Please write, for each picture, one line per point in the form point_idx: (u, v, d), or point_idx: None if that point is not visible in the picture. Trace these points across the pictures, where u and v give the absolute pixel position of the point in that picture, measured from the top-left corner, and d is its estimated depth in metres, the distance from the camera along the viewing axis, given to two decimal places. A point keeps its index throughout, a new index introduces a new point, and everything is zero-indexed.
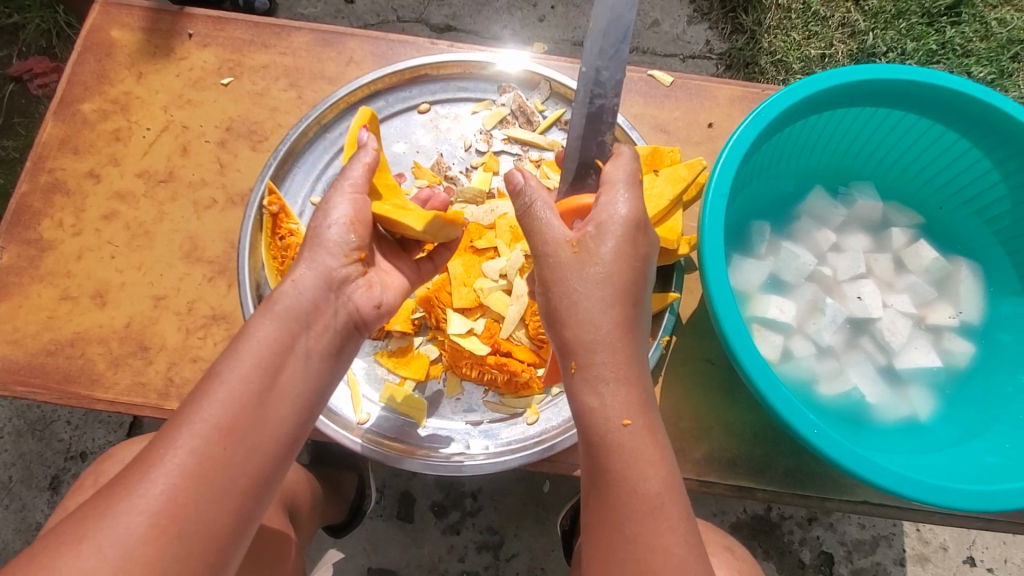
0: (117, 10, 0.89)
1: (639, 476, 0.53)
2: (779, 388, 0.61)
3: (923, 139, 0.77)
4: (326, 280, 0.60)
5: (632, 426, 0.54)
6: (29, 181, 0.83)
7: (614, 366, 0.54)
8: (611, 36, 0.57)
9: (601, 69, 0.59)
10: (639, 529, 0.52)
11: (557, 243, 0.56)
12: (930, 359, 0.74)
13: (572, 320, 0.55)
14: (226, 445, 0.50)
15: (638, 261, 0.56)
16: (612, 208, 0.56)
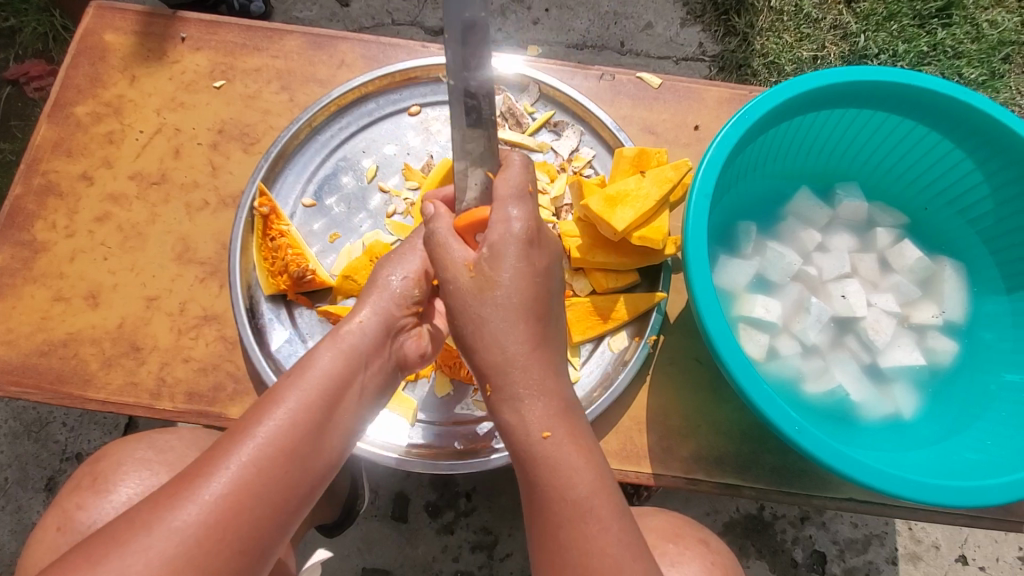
0: (111, 14, 0.90)
1: (565, 481, 0.54)
2: (760, 385, 0.62)
3: (907, 140, 0.78)
4: (386, 327, 0.64)
5: (551, 437, 0.55)
6: (24, 183, 0.83)
7: (528, 381, 0.56)
8: (472, 45, 0.54)
9: (467, 78, 0.55)
10: (570, 535, 0.53)
11: (455, 266, 0.57)
12: (913, 357, 0.75)
13: (479, 344, 0.56)
14: (282, 467, 0.55)
15: (536, 276, 0.57)
16: (503, 226, 0.56)
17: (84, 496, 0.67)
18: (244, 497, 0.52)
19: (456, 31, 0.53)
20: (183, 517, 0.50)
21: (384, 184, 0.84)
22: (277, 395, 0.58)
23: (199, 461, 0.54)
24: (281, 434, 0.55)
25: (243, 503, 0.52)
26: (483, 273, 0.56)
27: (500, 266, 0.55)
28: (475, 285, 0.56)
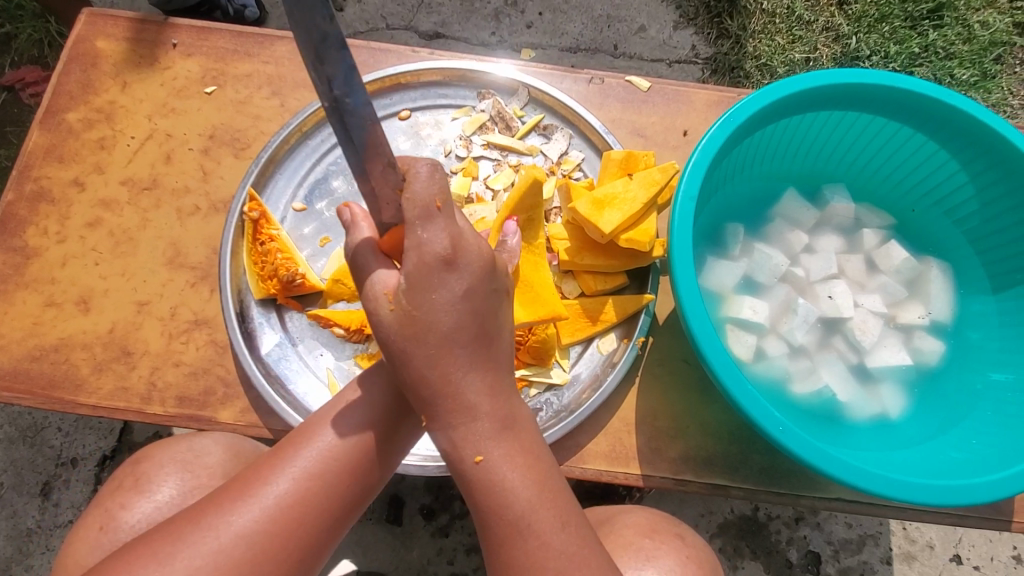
0: (104, 21, 0.90)
1: (504, 500, 0.53)
2: (744, 385, 0.63)
3: (893, 142, 0.78)
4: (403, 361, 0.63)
5: (484, 461, 0.53)
6: (16, 189, 0.84)
7: (452, 405, 0.53)
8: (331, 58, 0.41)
9: (342, 97, 0.43)
10: (512, 551, 0.53)
11: (376, 296, 0.52)
12: (900, 357, 0.76)
13: (412, 375, 0.52)
14: (336, 483, 0.59)
15: (459, 305, 0.51)
16: (420, 251, 0.49)
17: (127, 496, 0.68)
18: (299, 509, 0.57)
19: (307, 45, 0.40)
20: (247, 524, 0.55)
21: None
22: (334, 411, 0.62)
23: (260, 468, 0.59)
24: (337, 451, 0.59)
25: (297, 514, 0.57)
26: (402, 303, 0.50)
27: (424, 300, 0.50)
28: (397, 319, 0.51)
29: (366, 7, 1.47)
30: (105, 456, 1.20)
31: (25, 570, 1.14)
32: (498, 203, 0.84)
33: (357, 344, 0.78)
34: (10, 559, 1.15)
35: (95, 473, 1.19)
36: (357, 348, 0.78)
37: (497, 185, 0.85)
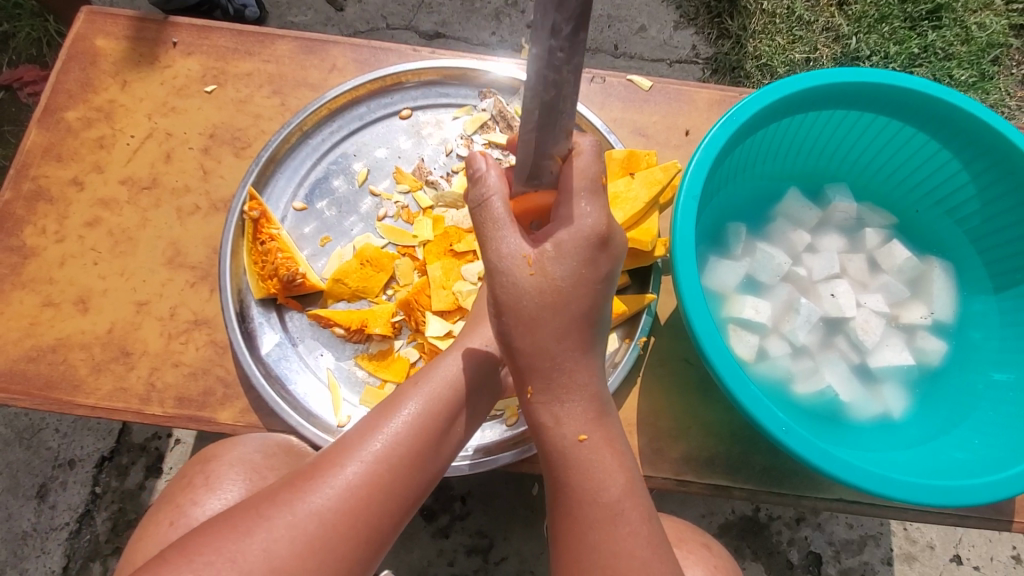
0: (103, 19, 0.90)
1: (601, 484, 0.55)
2: (748, 386, 0.62)
3: (895, 141, 0.78)
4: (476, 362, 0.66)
5: (588, 440, 0.55)
6: (13, 188, 0.83)
7: (563, 380, 0.54)
8: (568, 8, 0.41)
9: (555, 50, 0.43)
10: (599, 536, 0.54)
11: (514, 259, 0.50)
12: (903, 357, 0.75)
13: (529, 350, 0.53)
14: (405, 467, 0.58)
15: (599, 282, 0.52)
16: (573, 223, 0.50)
17: (198, 494, 0.68)
18: (371, 492, 0.56)
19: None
20: (321, 504, 0.54)
21: (375, 187, 0.84)
22: (402, 396, 0.63)
23: (329, 453, 0.59)
24: (406, 432, 0.59)
25: (369, 496, 0.56)
26: (548, 273, 0.50)
27: (563, 268, 0.50)
28: (537, 285, 0.50)
29: (367, 6, 1.46)
30: (103, 458, 1.19)
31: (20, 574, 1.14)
32: None
33: (358, 344, 0.77)
34: (5, 563, 1.14)
35: (93, 475, 1.19)
36: (358, 348, 0.77)
37: None
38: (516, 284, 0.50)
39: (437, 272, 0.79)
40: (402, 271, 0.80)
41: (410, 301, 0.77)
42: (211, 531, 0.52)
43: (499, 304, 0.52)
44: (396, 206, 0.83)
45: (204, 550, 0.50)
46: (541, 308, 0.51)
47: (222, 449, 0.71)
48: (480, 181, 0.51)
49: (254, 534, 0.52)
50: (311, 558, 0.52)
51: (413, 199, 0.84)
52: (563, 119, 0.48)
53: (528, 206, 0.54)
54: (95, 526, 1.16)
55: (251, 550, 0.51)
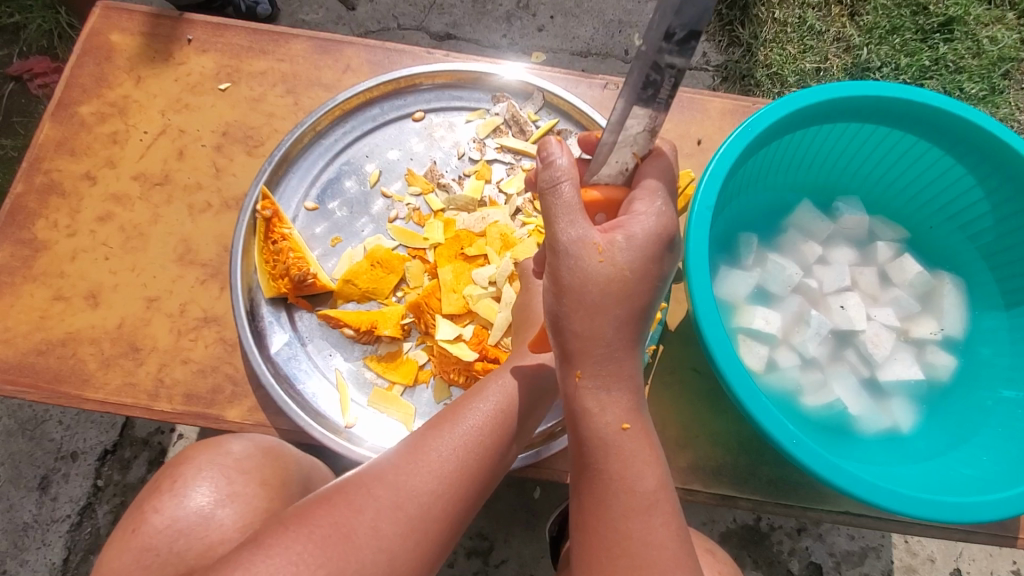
0: (118, 15, 0.90)
1: (637, 475, 0.55)
2: (759, 398, 0.62)
3: (909, 156, 0.78)
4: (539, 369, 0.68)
5: (630, 429, 0.55)
6: (25, 181, 0.84)
7: (614, 369, 0.53)
8: (686, 15, 0.44)
9: (663, 52, 0.47)
10: (634, 526, 0.54)
11: (584, 243, 0.49)
12: (913, 372, 0.75)
13: (586, 332, 0.52)
14: (490, 453, 0.61)
15: (658, 281, 0.53)
16: (644, 220, 0.51)
17: (162, 499, 0.61)
18: (460, 476, 0.59)
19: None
20: (420, 486, 0.57)
21: (386, 189, 0.84)
22: (485, 386, 0.65)
23: (417, 437, 0.62)
24: (492, 422, 0.62)
25: (459, 480, 0.59)
26: (616, 261, 0.50)
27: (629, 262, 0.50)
28: (605, 273, 0.50)
29: (378, 6, 1.47)
30: (106, 451, 1.19)
31: (19, 565, 1.14)
32: (511, 207, 0.83)
33: (367, 345, 0.77)
34: (5, 554, 1.14)
35: (96, 468, 1.19)
36: (367, 349, 0.77)
37: (510, 189, 0.84)
38: (584, 268, 0.50)
39: (447, 276, 0.79)
40: (412, 273, 0.80)
41: (421, 303, 0.77)
42: (326, 505, 0.54)
43: (561, 285, 0.51)
44: (408, 208, 0.83)
45: (324, 522, 0.52)
46: (606, 297, 0.51)
47: (197, 449, 0.66)
48: (554, 163, 0.49)
49: (364, 512, 0.54)
50: (410, 536, 0.55)
51: (424, 201, 0.84)
52: (651, 118, 0.51)
53: (598, 199, 0.55)
54: (96, 518, 1.16)
55: (363, 527, 0.53)
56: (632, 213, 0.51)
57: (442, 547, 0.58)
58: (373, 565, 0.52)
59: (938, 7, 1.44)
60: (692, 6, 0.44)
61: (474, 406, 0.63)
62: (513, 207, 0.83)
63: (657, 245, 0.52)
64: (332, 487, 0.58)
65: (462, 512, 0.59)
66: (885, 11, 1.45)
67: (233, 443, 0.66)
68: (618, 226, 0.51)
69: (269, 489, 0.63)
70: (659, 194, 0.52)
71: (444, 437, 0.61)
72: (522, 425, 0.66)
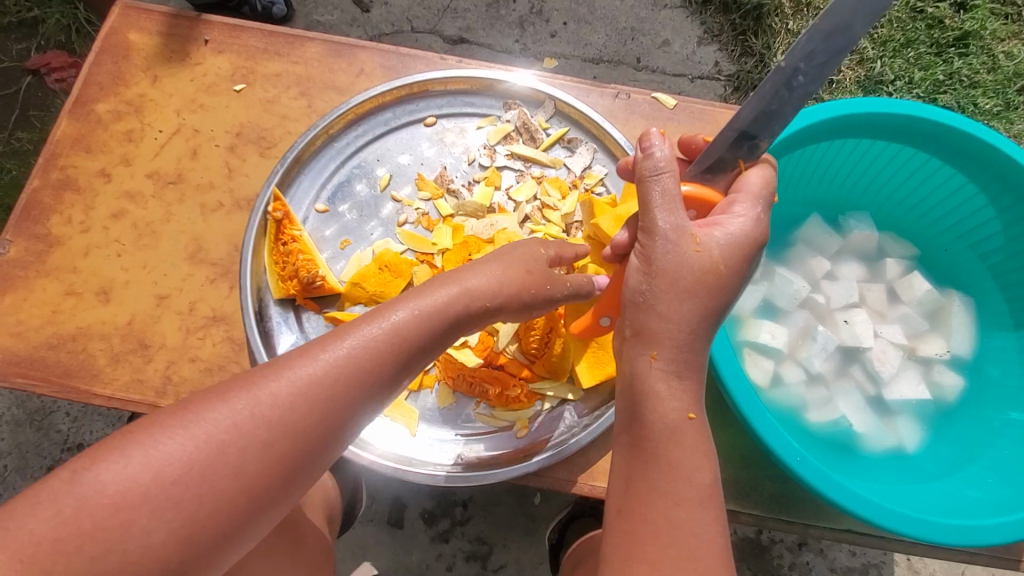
0: (137, 15, 0.91)
1: (693, 467, 0.54)
2: (765, 415, 0.63)
3: (920, 173, 0.77)
4: (470, 293, 0.57)
5: (696, 420, 0.55)
6: (41, 176, 0.85)
7: (688, 356, 0.54)
8: (832, 43, 0.51)
9: (799, 72, 0.52)
10: (685, 516, 0.52)
11: (682, 232, 0.53)
12: (920, 391, 0.75)
13: (667, 312, 0.53)
14: (377, 375, 0.53)
15: (744, 279, 0.56)
16: (739, 220, 0.54)
17: None
18: (337, 401, 0.51)
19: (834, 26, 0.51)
20: (294, 421, 0.49)
21: (396, 193, 0.85)
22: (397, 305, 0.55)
23: (298, 351, 0.53)
24: (393, 347, 0.53)
25: (331, 404, 0.51)
26: (712, 253, 0.53)
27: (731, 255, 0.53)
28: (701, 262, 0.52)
29: (392, 9, 1.47)
30: None
31: None
32: (519, 214, 0.84)
33: None
34: None
35: None
36: None
37: (519, 197, 0.85)
38: (681, 255, 0.53)
39: None
40: (420, 278, 0.80)
41: None
42: (175, 430, 0.46)
43: (654, 268, 0.53)
44: (417, 212, 0.84)
45: (171, 456, 0.45)
46: (699, 284, 0.53)
47: None
48: (654, 155, 0.54)
49: (222, 447, 0.47)
50: (274, 475, 0.49)
51: (433, 207, 0.85)
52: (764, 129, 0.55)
53: (692, 194, 0.58)
54: None
55: (218, 467, 0.46)
56: (731, 213, 0.55)
57: (306, 477, 0.51)
58: (229, 509, 0.47)
59: (954, 22, 1.45)
60: (837, 36, 0.51)
61: (376, 327, 0.53)
62: (522, 214, 0.84)
63: (752, 246, 0.54)
64: (185, 401, 0.49)
65: (335, 438, 0.52)
66: (899, 24, 1.45)
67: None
68: (716, 222, 0.54)
69: None
70: (762, 201, 0.55)
71: (327, 358, 0.51)
72: (432, 349, 0.56)
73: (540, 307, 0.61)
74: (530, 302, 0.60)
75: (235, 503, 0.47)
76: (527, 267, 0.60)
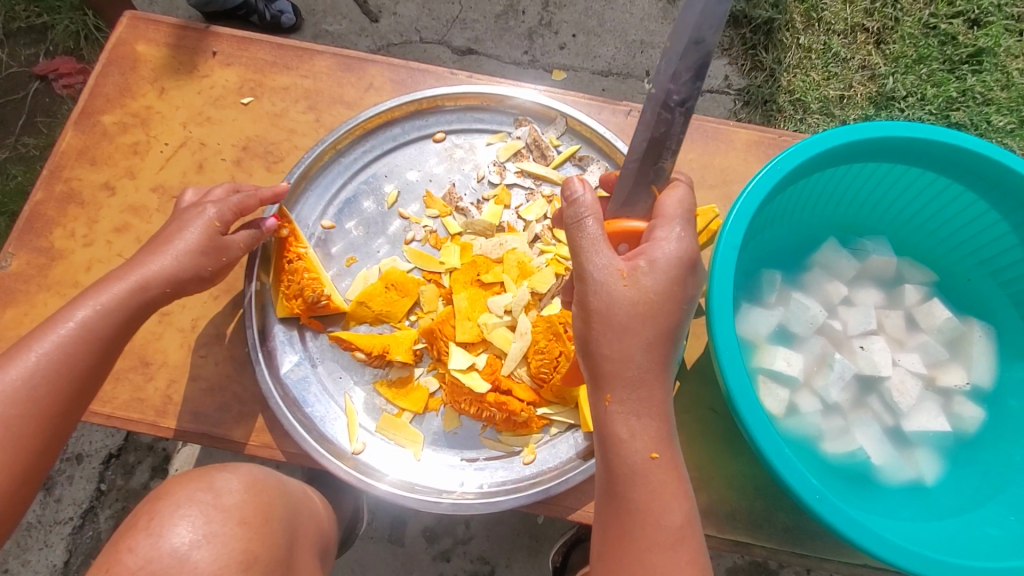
0: (145, 25, 0.90)
1: (663, 508, 0.53)
2: (781, 448, 0.61)
3: (940, 198, 0.75)
4: (168, 270, 0.67)
5: (660, 459, 0.53)
6: (45, 189, 0.84)
7: (643, 395, 0.53)
8: (690, 59, 0.54)
9: (672, 93, 0.55)
10: (657, 561, 0.51)
11: (609, 269, 0.53)
12: (939, 423, 0.72)
13: (615, 355, 0.53)
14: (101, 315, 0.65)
15: (685, 303, 0.54)
16: (665, 245, 0.53)
17: (137, 540, 0.51)
18: (84, 346, 0.63)
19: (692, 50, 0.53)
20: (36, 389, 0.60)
21: (404, 210, 0.83)
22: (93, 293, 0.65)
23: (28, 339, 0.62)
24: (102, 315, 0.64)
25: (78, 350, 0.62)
26: (642, 285, 0.53)
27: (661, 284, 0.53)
28: (631, 295, 0.52)
29: (401, 19, 1.46)
30: (111, 454, 1.19)
31: (21, 565, 1.13)
32: (529, 234, 0.82)
33: (377, 369, 0.76)
34: (7, 553, 1.13)
35: (100, 472, 1.18)
36: (378, 373, 0.76)
37: (529, 216, 0.83)
38: (610, 292, 0.53)
39: (462, 302, 0.77)
40: (427, 297, 0.79)
41: (434, 330, 0.75)
42: None
43: (589, 311, 0.53)
44: (424, 230, 0.82)
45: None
46: (633, 318, 0.52)
47: (176, 485, 0.57)
48: (578, 201, 0.54)
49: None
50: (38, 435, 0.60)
51: (441, 224, 0.83)
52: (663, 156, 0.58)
53: (629, 230, 0.58)
54: (98, 523, 1.15)
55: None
56: (654, 240, 0.53)
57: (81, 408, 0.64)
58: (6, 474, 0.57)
59: (967, 38, 1.43)
60: (694, 51, 0.53)
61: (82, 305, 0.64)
62: (532, 234, 0.82)
63: (679, 269, 0.53)
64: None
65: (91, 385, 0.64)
66: (912, 40, 1.44)
67: (217, 476, 0.59)
68: (640, 253, 0.53)
69: (251, 529, 0.56)
70: (677, 220, 0.54)
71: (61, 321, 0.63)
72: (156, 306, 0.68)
73: (224, 274, 0.72)
74: (212, 274, 0.70)
75: (28, 438, 0.59)
76: (203, 248, 0.69)
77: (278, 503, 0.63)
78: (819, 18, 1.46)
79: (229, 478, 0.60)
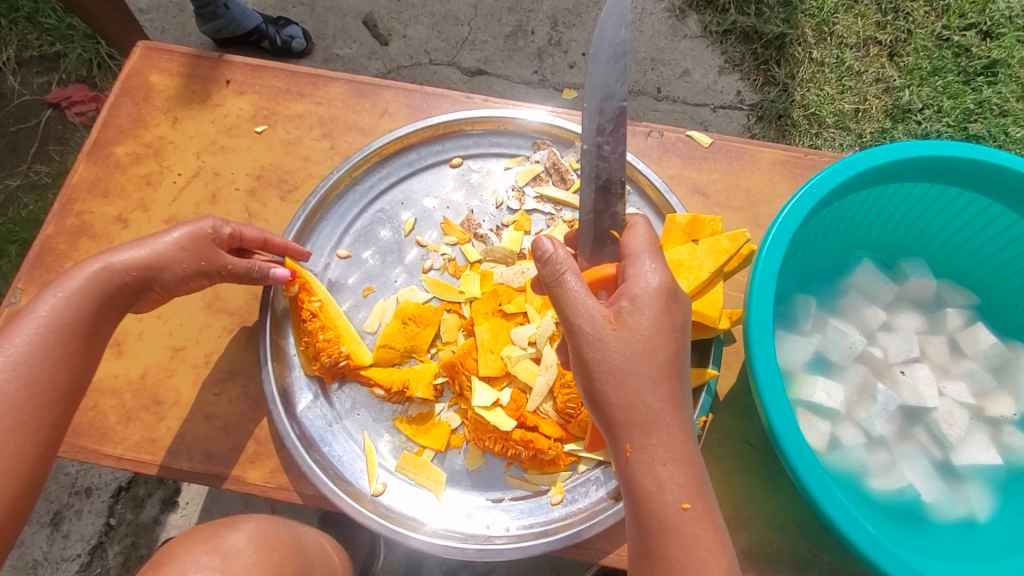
0: (158, 55, 0.89)
1: (700, 565, 0.49)
2: (834, 494, 0.57)
3: (980, 218, 0.72)
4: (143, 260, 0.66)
5: (691, 511, 0.50)
6: (57, 223, 0.82)
7: (663, 437, 0.51)
8: (608, 112, 0.54)
9: (602, 143, 0.54)
10: None
11: (594, 318, 0.51)
12: (990, 456, 0.68)
13: (622, 400, 0.51)
14: (84, 334, 0.63)
15: (678, 331, 0.52)
16: (642, 280, 0.52)
17: None
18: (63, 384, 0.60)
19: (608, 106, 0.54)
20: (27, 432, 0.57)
21: (421, 238, 0.81)
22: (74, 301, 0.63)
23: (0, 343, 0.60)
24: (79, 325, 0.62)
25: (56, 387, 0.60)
26: (638, 330, 0.51)
27: (646, 318, 0.51)
28: (621, 340, 0.51)
29: (411, 41, 1.46)
30: (121, 487, 1.16)
31: None
32: None
33: (397, 405, 0.73)
34: None
35: (109, 505, 1.15)
36: (397, 410, 0.73)
37: None
38: (602, 341, 0.50)
39: (484, 334, 0.74)
40: (448, 327, 0.77)
41: (455, 364, 0.73)
42: None
43: (587, 363, 0.51)
44: (443, 258, 0.80)
45: None
46: (632, 361, 0.50)
47: (183, 549, 0.56)
48: (551, 259, 0.52)
49: None
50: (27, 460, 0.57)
51: (460, 251, 0.81)
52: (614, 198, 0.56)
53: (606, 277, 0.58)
54: (107, 559, 1.12)
55: None
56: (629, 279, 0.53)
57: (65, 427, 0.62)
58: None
59: (981, 50, 1.40)
60: (614, 104, 0.54)
61: (67, 315, 0.62)
62: None
63: (668, 306, 0.52)
64: None
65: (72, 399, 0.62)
66: (926, 52, 1.42)
67: (224, 536, 0.57)
68: (620, 293, 0.52)
69: None
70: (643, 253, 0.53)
71: (29, 326, 0.60)
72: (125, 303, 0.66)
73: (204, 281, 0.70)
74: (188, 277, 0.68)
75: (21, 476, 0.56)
76: (182, 246, 0.67)
77: (292, 559, 0.60)
78: (831, 32, 1.44)
79: (237, 538, 0.58)
